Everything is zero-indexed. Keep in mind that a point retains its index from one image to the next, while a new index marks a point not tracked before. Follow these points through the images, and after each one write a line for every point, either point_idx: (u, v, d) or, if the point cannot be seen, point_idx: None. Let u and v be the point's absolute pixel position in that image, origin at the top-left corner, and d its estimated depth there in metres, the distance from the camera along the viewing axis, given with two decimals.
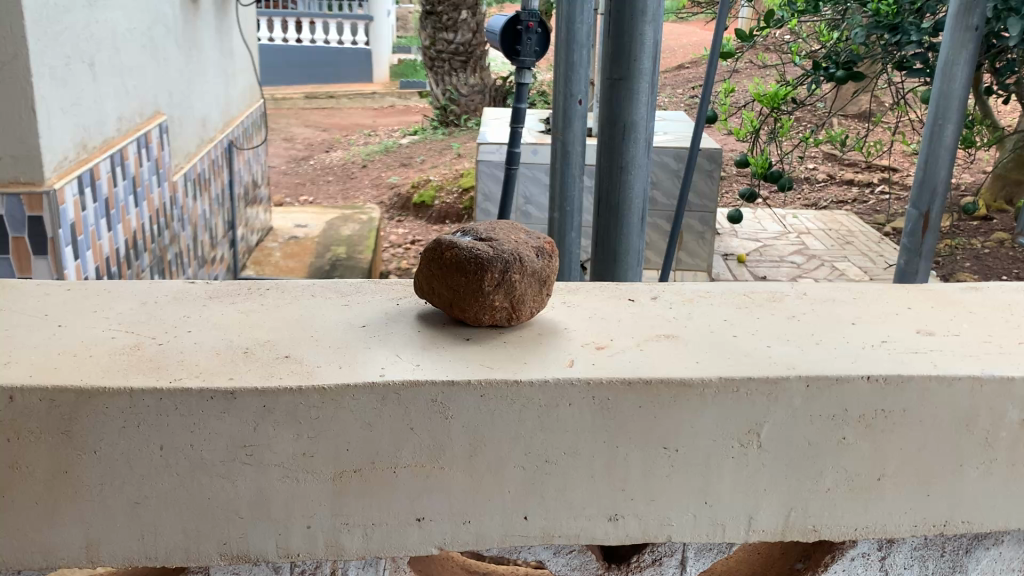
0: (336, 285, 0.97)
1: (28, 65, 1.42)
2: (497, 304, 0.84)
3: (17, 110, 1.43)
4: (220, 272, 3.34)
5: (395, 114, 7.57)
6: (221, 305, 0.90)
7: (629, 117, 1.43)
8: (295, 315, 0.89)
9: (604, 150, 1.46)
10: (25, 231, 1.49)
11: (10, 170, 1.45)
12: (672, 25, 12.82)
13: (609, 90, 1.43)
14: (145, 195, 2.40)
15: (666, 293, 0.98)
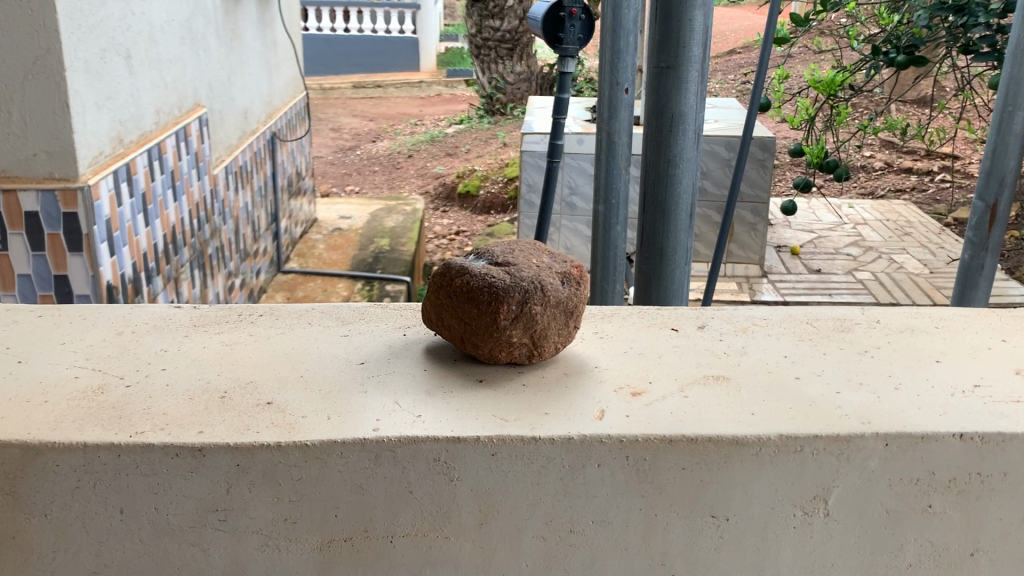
0: (338, 310, 0.86)
1: (62, 60, 1.19)
2: (516, 339, 0.72)
3: (50, 105, 1.20)
4: (266, 266, 3.26)
5: (442, 104, 7.50)
6: (205, 336, 0.80)
7: (676, 108, 1.29)
8: (289, 346, 0.78)
9: (650, 143, 1.32)
10: (61, 227, 1.25)
11: (43, 167, 1.23)
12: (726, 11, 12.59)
13: (655, 79, 1.30)
14: (184, 189, 2.32)
15: (717, 321, 0.85)
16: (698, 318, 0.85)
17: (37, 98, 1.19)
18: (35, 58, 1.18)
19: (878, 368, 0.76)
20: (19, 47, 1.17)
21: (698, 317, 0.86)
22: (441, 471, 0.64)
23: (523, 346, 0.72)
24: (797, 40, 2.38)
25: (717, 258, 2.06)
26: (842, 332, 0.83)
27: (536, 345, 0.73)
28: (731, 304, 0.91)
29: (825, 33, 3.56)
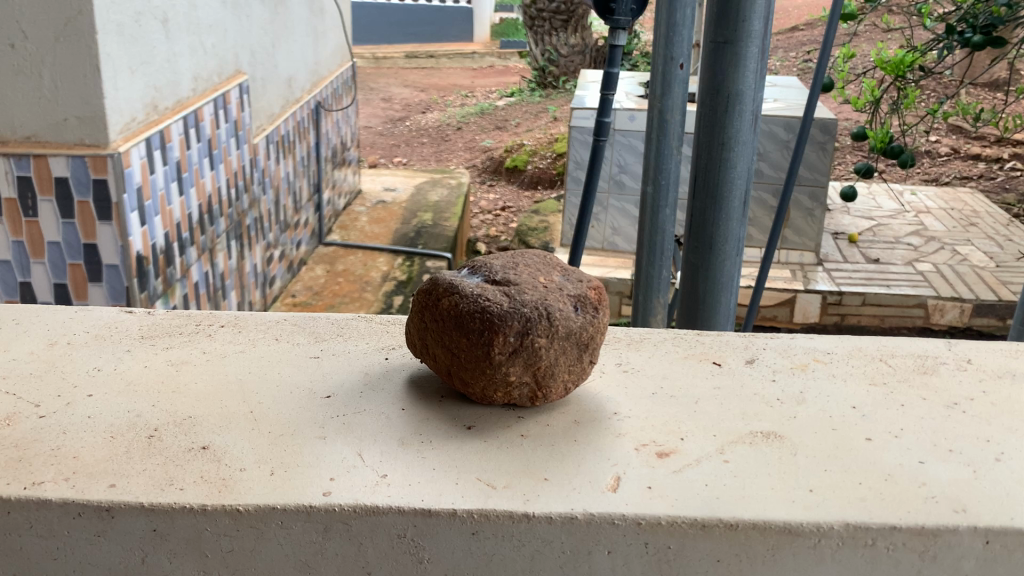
0: (309, 322, 0.73)
1: (95, 22, 1.10)
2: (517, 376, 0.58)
3: (80, 69, 1.11)
4: (307, 237, 3.14)
5: (494, 76, 7.34)
6: (149, 352, 0.67)
7: (734, 87, 1.12)
8: (245, 369, 0.65)
9: (703, 125, 1.15)
10: (91, 195, 1.15)
11: (73, 133, 1.14)
12: None
13: (711, 55, 1.13)
14: (222, 158, 2.21)
15: (767, 356, 0.70)
16: (748, 349, 0.70)
17: (68, 62, 1.11)
18: (67, 19, 1.09)
19: (972, 428, 0.60)
20: (52, 7, 1.08)
21: (747, 346, 0.71)
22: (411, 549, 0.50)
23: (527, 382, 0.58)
24: (865, 17, 2.18)
25: (771, 247, 1.88)
26: (923, 376, 0.67)
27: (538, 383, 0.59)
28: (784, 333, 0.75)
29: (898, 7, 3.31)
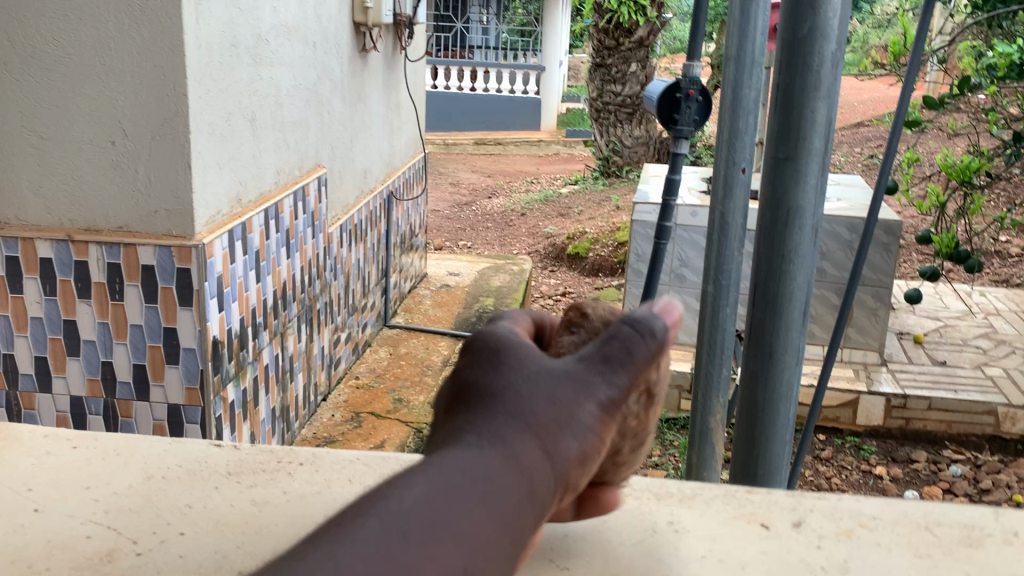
0: (364, 462, 1.14)
1: (185, 123, 2.03)
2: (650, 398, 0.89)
3: (179, 163, 2.04)
4: (343, 355, 3.56)
5: (558, 163, 8.20)
6: (226, 498, 1.06)
7: (794, 202, 1.65)
8: (299, 514, 1.03)
9: (767, 237, 1.69)
10: (173, 280, 2.11)
11: (169, 213, 2.07)
12: (851, 86, 12.74)
13: (775, 166, 1.66)
14: (269, 269, 2.64)
15: (816, 522, 1.03)
16: (795, 515, 1.04)
17: (166, 157, 2.05)
18: (167, 120, 2.03)
19: None
20: (159, 111, 2.03)
21: (795, 512, 1.04)
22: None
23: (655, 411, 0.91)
24: None
25: None
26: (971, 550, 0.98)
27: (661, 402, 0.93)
28: (835, 498, 1.08)
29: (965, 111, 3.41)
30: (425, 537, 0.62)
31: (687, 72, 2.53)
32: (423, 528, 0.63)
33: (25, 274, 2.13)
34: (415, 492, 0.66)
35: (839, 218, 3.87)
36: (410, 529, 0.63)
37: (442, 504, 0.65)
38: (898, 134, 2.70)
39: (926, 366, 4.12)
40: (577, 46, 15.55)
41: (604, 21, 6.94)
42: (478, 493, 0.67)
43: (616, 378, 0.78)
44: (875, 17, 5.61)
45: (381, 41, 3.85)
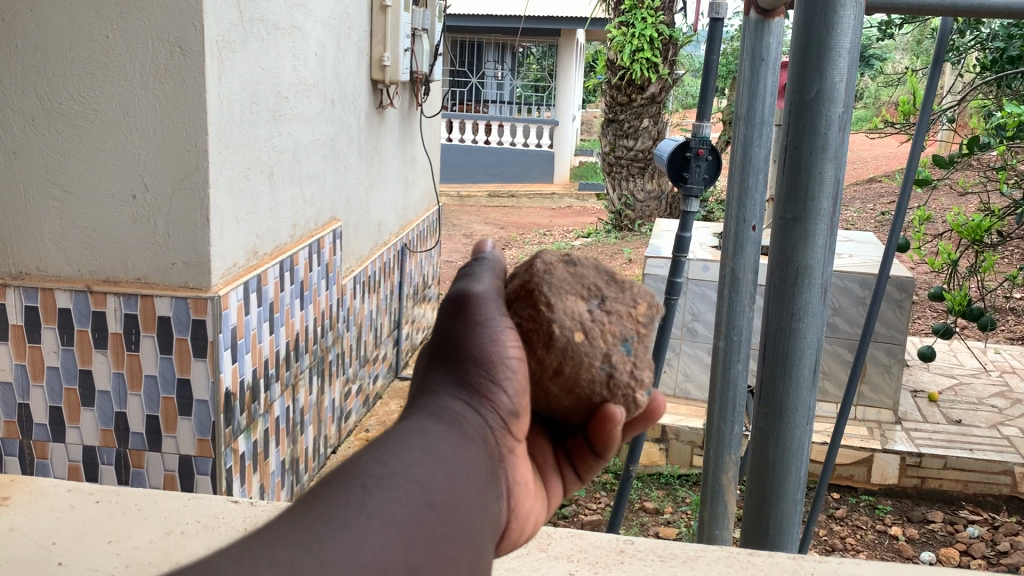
0: None
1: (203, 177, 2.08)
2: (567, 296, 1.01)
3: (197, 216, 2.09)
4: (354, 406, 3.57)
5: (571, 216, 8.27)
6: None
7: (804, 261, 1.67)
8: None
9: (778, 293, 1.70)
10: (188, 331, 2.15)
11: (186, 266, 2.12)
12: (863, 144, 12.82)
13: (784, 226, 1.67)
14: (283, 320, 2.68)
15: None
16: None
17: (184, 210, 2.10)
18: (186, 175, 2.08)
19: None
20: (179, 166, 2.08)
21: None
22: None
23: (592, 305, 1.03)
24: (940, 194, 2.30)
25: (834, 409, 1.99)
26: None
27: (607, 294, 1.05)
28: (835, 562, 1.49)
29: (976, 169, 3.43)
30: (383, 502, 0.67)
31: (697, 132, 2.58)
32: (389, 496, 0.68)
33: (43, 324, 2.16)
34: (370, 465, 0.71)
35: (852, 274, 3.89)
36: (366, 497, 0.67)
37: (396, 471, 0.71)
38: (908, 193, 2.73)
39: (941, 424, 4.10)
40: (589, 100, 15.78)
41: (617, 78, 7.07)
42: (421, 457, 0.74)
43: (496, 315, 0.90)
44: (884, 76, 5.69)
45: (398, 97, 3.94)
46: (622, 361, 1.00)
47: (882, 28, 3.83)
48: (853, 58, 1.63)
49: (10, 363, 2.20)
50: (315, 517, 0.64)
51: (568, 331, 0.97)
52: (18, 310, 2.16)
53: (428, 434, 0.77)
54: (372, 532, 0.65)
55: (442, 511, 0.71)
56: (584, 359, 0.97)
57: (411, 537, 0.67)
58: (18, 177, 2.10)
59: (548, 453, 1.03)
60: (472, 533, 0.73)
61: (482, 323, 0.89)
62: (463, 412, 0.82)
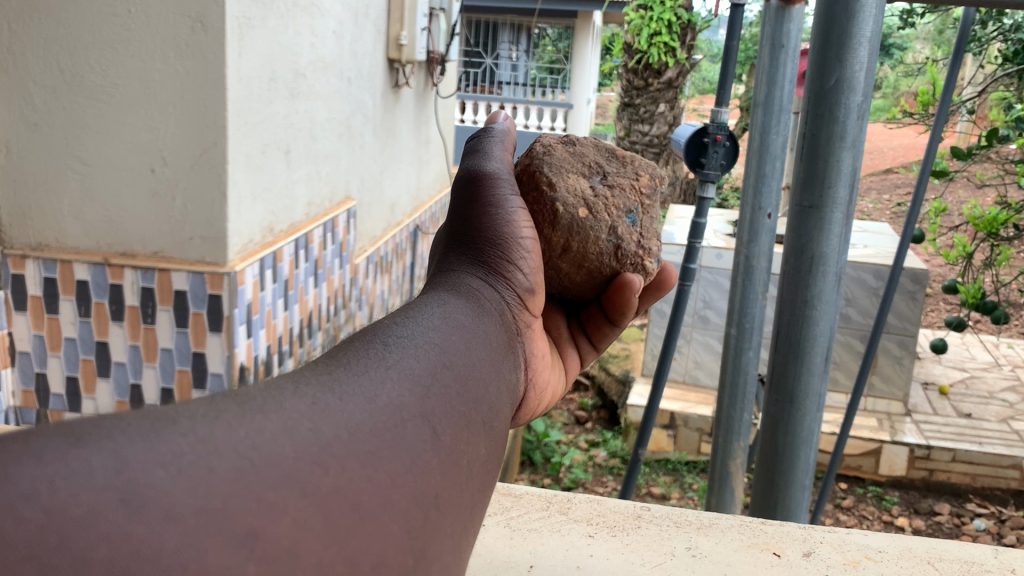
0: None
1: (222, 151, 2.09)
2: (569, 176, 1.24)
3: (214, 192, 2.11)
4: None
5: None
6: None
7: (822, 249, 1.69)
8: None
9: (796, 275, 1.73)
10: (204, 306, 2.17)
11: (202, 248, 2.14)
12: (879, 136, 12.72)
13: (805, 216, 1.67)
14: (297, 297, 2.70)
15: (823, 552, 1.45)
16: None
17: (201, 183, 2.11)
18: (205, 149, 2.09)
19: None
20: (198, 142, 2.09)
21: None
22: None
23: (596, 183, 1.27)
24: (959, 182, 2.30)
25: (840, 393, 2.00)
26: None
27: (608, 171, 1.29)
28: (844, 532, 1.52)
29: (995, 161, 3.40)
30: (400, 358, 0.76)
31: (715, 117, 2.57)
32: (408, 348, 0.78)
33: (61, 296, 2.19)
34: (396, 326, 0.82)
35: (866, 264, 3.88)
36: (385, 352, 0.76)
37: (413, 332, 0.82)
38: (925, 183, 2.72)
39: (952, 416, 4.10)
40: (604, 84, 15.67)
41: (633, 62, 7.05)
42: (437, 326, 0.85)
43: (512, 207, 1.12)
44: (903, 66, 5.66)
45: (414, 77, 3.96)
46: (626, 231, 1.24)
47: (903, 17, 3.80)
48: (871, 44, 1.73)
49: (28, 333, 2.23)
50: (340, 369, 0.72)
51: (571, 210, 1.20)
52: (36, 282, 2.18)
53: (448, 304, 0.92)
54: (390, 379, 0.73)
55: (455, 369, 0.81)
56: (589, 235, 1.21)
57: (426, 383, 0.76)
58: (35, 151, 2.11)
59: (563, 325, 1.30)
60: (482, 396, 0.83)
61: (499, 214, 1.11)
62: (481, 292, 1.00)
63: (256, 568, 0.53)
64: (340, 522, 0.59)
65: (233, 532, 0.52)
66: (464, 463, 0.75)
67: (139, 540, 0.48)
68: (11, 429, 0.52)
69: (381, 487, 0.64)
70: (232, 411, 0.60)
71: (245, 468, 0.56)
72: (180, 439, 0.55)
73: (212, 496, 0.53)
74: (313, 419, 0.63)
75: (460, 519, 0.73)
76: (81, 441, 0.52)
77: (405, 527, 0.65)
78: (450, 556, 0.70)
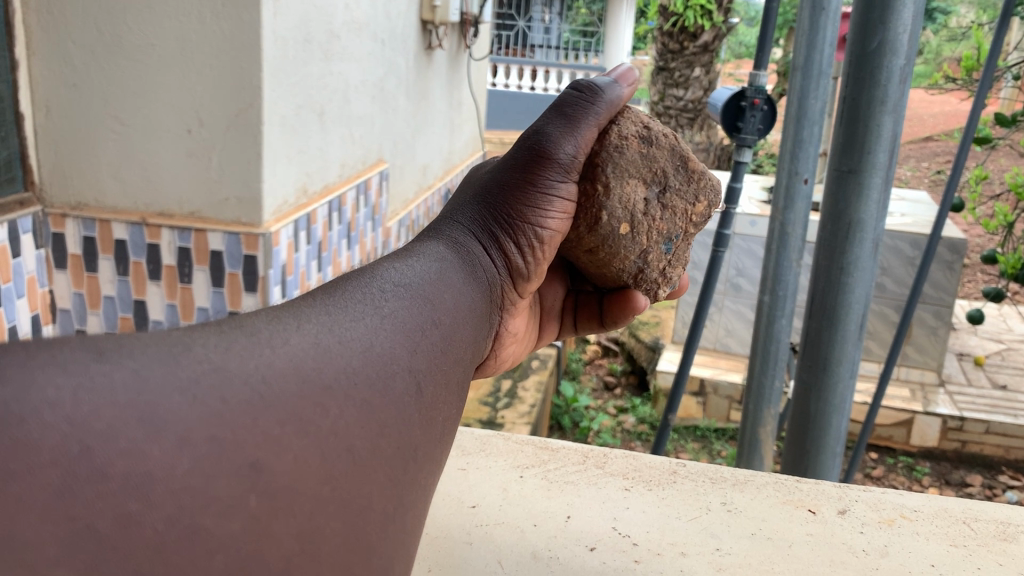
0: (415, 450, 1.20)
1: (257, 112, 2.11)
2: (630, 182, 1.21)
3: (250, 154, 2.14)
4: None
5: None
6: None
7: (855, 214, 1.79)
8: None
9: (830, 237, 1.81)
10: (241, 267, 2.20)
11: (237, 213, 2.17)
12: (920, 102, 12.43)
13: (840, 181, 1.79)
14: (331, 258, 2.72)
15: (859, 511, 1.45)
16: None
17: (235, 141, 2.13)
18: (242, 111, 2.11)
19: None
20: (235, 105, 2.10)
21: None
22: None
23: (652, 195, 1.25)
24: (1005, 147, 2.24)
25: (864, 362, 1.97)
26: (1003, 544, 1.38)
27: (670, 185, 1.26)
28: (881, 492, 1.51)
29: None
30: (394, 309, 0.77)
31: (754, 80, 2.53)
32: (404, 297, 0.79)
33: (100, 255, 2.18)
34: (392, 271, 0.83)
35: (903, 233, 3.82)
36: (382, 301, 0.77)
37: (408, 281, 0.83)
38: (966, 150, 2.66)
39: (987, 388, 4.05)
40: (638, 46, 15.38)
41: (669, 25, 6.96)
42: (442, 285, 0.87)
43: (549, 180, 1.11)
44: (946, 31, 5.52)
45: (447, 39, 3.93)
46: (656, 257, 1.26)
47: None
48: (916, 11, 1.70)
49: (68, 291, 2.22)
50: (339, 309, 0.73)
51: (614, 223, 1.20)
52: (75, 241, 2.17)
53: (444, 263, 0.94)
54: (383, 330, 0.73)
55: (443, 327, 0.81)
56: (620, 251, 1.23)
57: (417, 337, 0.76)
58: (75, 110, 2.10)
59: (555, 295, 1.37)
60: (463, 356, 0.84)
61: (531, 187, 1.11)
62: (479, 260, 1.02)
63: (256, 501, 0.55)
64: (336, 462, 0.62)
65: (238, 464, 0.55)
66: (440, 419, 0.76)
67: (152, 461, 0.51)
68: (32, 343, 0.54)
69: (370, 434, 0.66)
70: (243, 342, 0.62)
71: (255, 398, 0.58)
72: (196, 365, 0.57)
73: (222, 425, 0.55)
74: (317, 358, 0.65)
75: (433, 469, 0.74)
76: (102, 357, 0.54)
77: (387, 475, 0.67)
78: (420, 505, 0.72)
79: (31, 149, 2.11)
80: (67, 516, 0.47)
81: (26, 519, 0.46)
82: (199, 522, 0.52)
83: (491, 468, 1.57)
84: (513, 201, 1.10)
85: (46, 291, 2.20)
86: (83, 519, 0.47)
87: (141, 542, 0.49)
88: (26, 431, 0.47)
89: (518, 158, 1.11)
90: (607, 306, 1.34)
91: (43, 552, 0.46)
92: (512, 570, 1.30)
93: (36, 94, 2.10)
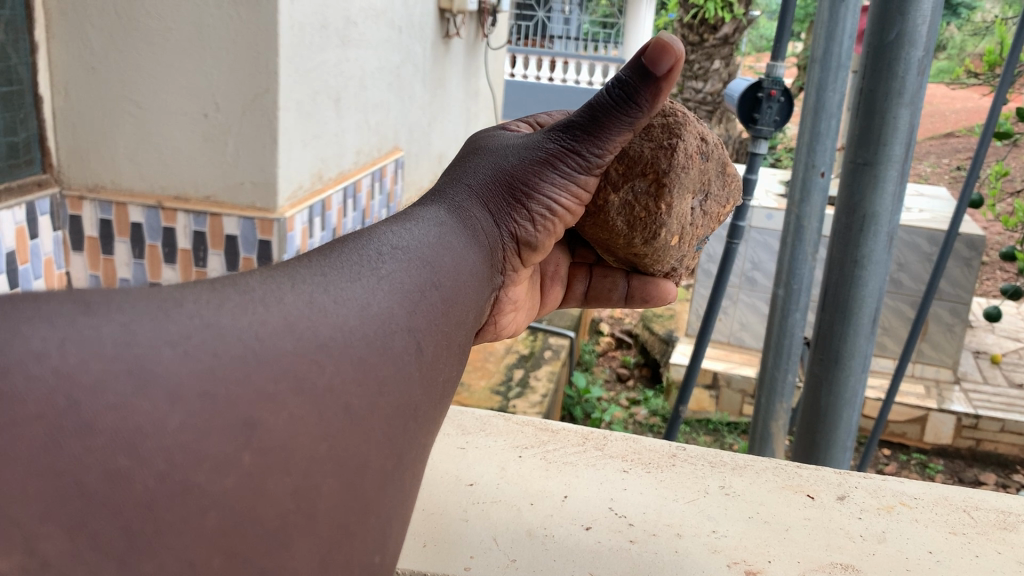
0: None
1: (273, 97, 2.12)
2: (688, 198, 1.31)
3: (265, 137, 2.15)
4: None
5: None
6: None
7: (870, 206, 1.78)
8: None
9: (843, 229, 1.81)
10: (256, 251, 2.22)
11: (252, 197, 2.18)
12: (942, 96, 12.29)
13: (856, 170, 1.78)
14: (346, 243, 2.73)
15: (858, 497, 1.45)
16: None
17: (250, 124, 2.14)
18: (257, 96, 2.12)
19: None
20: (251, 90, 2.11)
21: None
22: (679, 560, 1.28)
23: (696, 201, 1.37)
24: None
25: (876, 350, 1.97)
26: (1002, 531, 1.38)
27: (713, 192, 1.39)
28: (881, 478, 1.51)
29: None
30: (392, 271, 0.77)
31: (771, 71, 2.51)
32: (402, 259, 0.80)
33: (116, 238, 2.19)
34: (391, 234, 0.84)
35: (920, 229, 3.80)
36: (379, 263, 0.77)
37: (407, 242, 0.84)
38: (987, 146, 2.62)
39: (1002, 386, 4.02)
40: None
41: (688, 17, 6.93)
42: (443, 248, 0.88)
43: (563, 162, 1.11)
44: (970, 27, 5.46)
45: (465, 27, 3.93)
46: (690, 258, 1.42)
47: None
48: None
49: (84, 272, 2.24)
50: (336, 270, 0.73)
51: (671, 235, 1.31)
52: (92, 222, 2.18)
53: (446, 226, 0.94)
54: (382, 291, 0.74)
55: (442, 289, 0.82)
56: (667, 255, 1.35)
57: (417, 297, 0.77)
58: (90, 93, 2.10)
59: (562, 262, 1.45)
60: (463, 313, 0.84)
61: (545, 168, 1.11)
62: (482, 223, 1.02)
63: (250, 459, 0.56)
64: (332, 421, 0.62)
65: (231, 422, 0.55)
66: (440, 381, 0.77)
67: (141, 416, 0.51)
68: (25, 295, 0.54)
69: (368, 394, 0.66)
70: (236, 300, 0.63)
71: (250, 356, 0.59)
72: (188, 321, 0.58)
73: (215, 381, 0.56)
74: (313, 317, 0.65)
75: (433, 428, 0.75)
76: (91, 311, 0.54)
77: (386, 434, 0.67)
78: (419, 461, 0.73)
79: (50, 131, 2.11)
80: (53, 471, 0.48)
81: (12, 476, 0.47)
82: (190, 479, 0.53)
83: (491, 447, 1.58)
84: (528, 175, 1.10)
85: (64, 273, 2.22)
86: (71, 474, 0.48)
87: (131, 497, 0.50)
88: (12, 383, 0.48)
89: (552, 139, 1.12)
90: (634, 288, 1.46)
91: (31, 508, 0.47)
92: (508, 547, 1.31)
93: (53, 76, 2.10)
